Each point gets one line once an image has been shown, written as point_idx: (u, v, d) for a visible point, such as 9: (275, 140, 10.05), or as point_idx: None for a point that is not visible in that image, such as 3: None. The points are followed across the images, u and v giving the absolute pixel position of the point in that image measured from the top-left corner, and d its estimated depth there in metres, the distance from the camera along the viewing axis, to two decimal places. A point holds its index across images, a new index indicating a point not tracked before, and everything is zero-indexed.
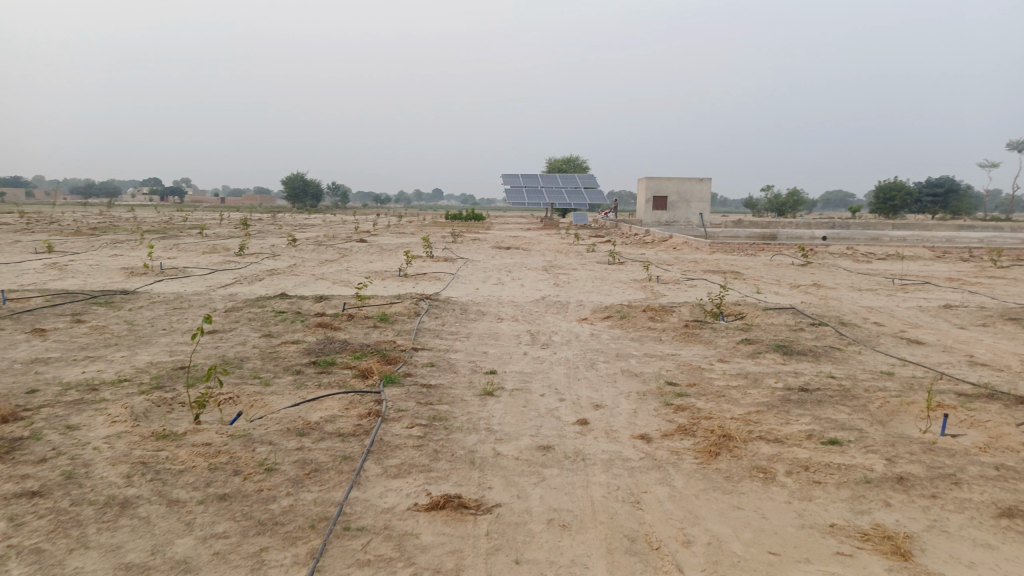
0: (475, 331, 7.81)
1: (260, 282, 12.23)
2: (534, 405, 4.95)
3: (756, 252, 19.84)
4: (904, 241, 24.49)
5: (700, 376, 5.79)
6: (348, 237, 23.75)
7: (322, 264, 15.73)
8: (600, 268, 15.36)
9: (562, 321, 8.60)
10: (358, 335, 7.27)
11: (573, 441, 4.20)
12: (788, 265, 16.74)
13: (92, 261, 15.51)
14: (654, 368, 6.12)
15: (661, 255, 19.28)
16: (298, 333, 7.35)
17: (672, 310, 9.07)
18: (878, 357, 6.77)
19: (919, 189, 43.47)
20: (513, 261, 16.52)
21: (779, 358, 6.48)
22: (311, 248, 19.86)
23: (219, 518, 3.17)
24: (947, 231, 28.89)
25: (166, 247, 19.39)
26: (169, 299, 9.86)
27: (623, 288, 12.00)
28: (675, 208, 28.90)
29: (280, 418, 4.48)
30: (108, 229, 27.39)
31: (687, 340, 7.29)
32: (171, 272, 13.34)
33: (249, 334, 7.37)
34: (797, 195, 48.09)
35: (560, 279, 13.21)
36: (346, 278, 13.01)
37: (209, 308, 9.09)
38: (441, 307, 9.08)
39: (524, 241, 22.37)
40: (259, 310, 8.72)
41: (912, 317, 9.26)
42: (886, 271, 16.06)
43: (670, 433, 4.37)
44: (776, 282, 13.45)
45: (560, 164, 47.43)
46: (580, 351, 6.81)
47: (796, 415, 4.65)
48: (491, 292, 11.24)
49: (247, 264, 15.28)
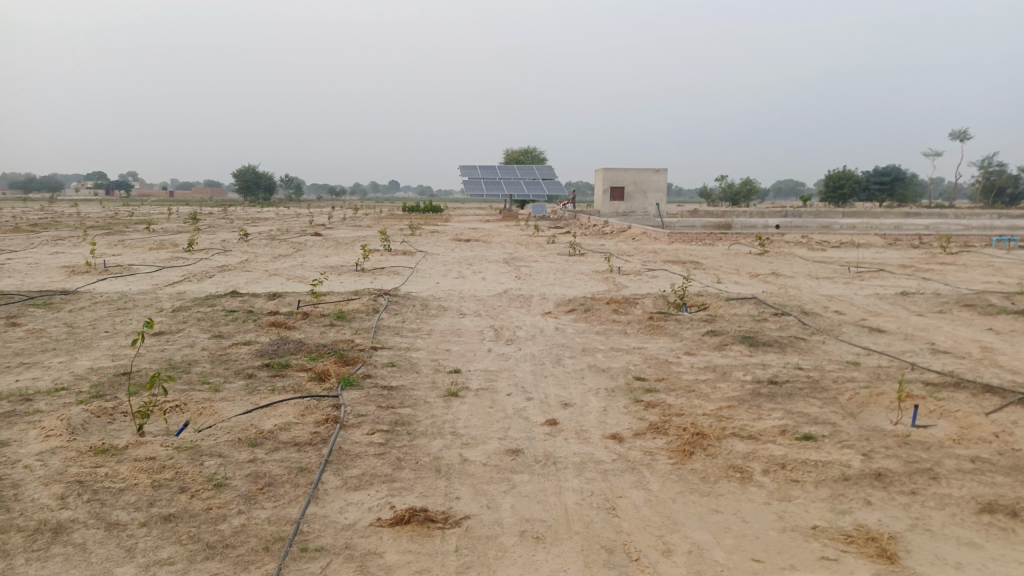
0: (437, 327, 7.58)
1: (211, 279, 11.79)
2: (501, 405, 4.77)
3: (714, 242, 19.98)
4: (855, 229, 24.97)
5: (668, 371, 5.68)
6: (302, 231, 23.19)
7: (275, 259, 15.28)
8: (561, 259, 15.23)
9: (525, 315, 8.42)
10: (314, 334, 6.99)
11: (542, 444, 4.03)
12: (746, 254, 16.87)
13: (31, 259, 14.80)
14: (621, 362, 5.99)
15: (621, 246, 19.27)
16: (251, 334, 7.02)
17: (636, 302, 8.98)
18: (843, 347, 6.76)
19: (867, 178, 44.48)
20: (473, 254, 16.30)
21: (746, 349, 6.41)
22: (265, 242, 19.32)
23: (163, 542, 2.91)
24: (896, 218, 29.55)
25: (111, 243, 18.65)
26: (113, 298, 9.39)
27: (585, 280, 11.90)
28: (633, 198, 28.99)
29: (230, 427, 4.21)
30: (50, 225, 26.33)
31: (653, 333, 7.19)
32: (116, 270, 12.78)
33: (198, 335, 7.03)
34: (751, 184, 48.77)
35: (522, 271, 13.05)
36: (301, 274, 12.64)
37: (155, 308, 8.69)
38: (400, 303, 8.83)
39: (483, 233, 22.15)
40: (208, 309, 8.35)
41: (871, 304, 9.33)
42: (841, 259, 16.28)
43: (642, 432, 4.23)
44: (736, 271, 13.50)
45: (517, 156, 47.23)
46: (546, 347, 6.66)
47: (769, 410, 4.56)
48: (451, 286, 11.01)
49: (197, 261, 14.76)
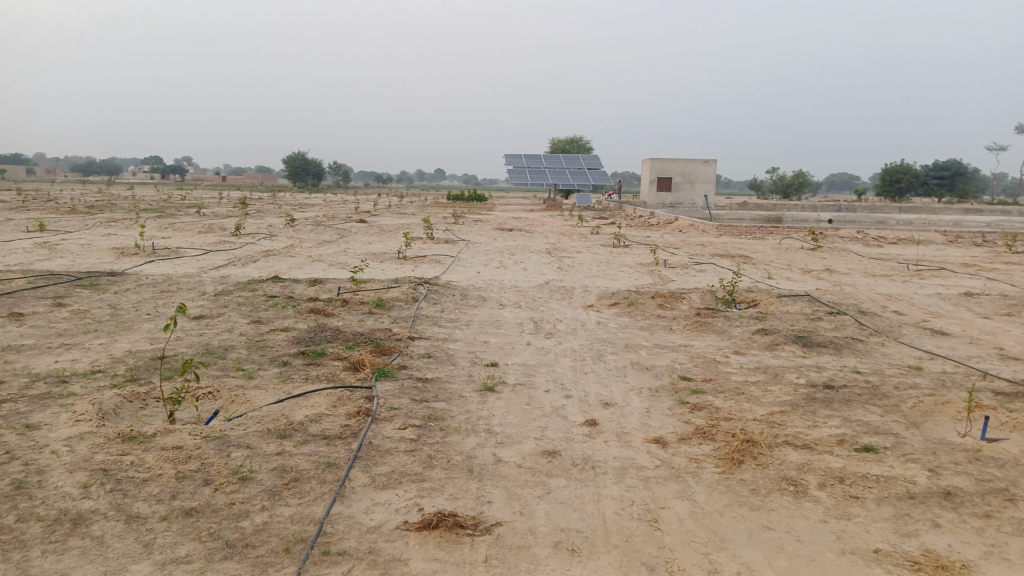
0: (476, 318, 7.42)
1: (254, 264, 11.84)
2: (538, 402, 4.58)
3: (764, 236, 19.41)
4: (912, 225, 24.03)
5: (715, 371, 5.41)
6: (347, 217, 23.29)
7: (318, 245, 15.31)
8: (605, 251, 14.92)
9: (567, 307, 8.20)
10: (352, 322, 6.89)
11: (581, 446, 3.83)
12: (798, 249, 16.33)
13: (84, 241, 15.12)
14: (666, 360, 5.74)
15: (668, 238, 18.88)
16: (289, 320, 6.96)
17: (682, 296, 8.68)
18: (903, 349, 6.38)
19: (926, 172, 42.90)
20: (516, 243, 16.10)
21: (798, 350, 6.09)
22: (309, 228, 19.44)
23: (182, 538, 2.79)
24: (956, 214, 28.39)
25: (161, 227, 18.97)
26: (157, 281, 9.47)
27: (629, 272, 11.61)
28: (680, 189, 28.42)
29: (261, 418, 4.11)
30: (105, 207, 27.00)
31: (699, 330, 6.90)
32: (163, 253, 12.93)
33: (237, 320, 6.99)
34: (803, 177, 47.47)
35: (565, 262, 12.81)
36: (343, 260, 12.62)
37: (197, 291, 8.72)
38: (440, 292, 8.69)
39: (527, 223, 21.94)
40: (249, 294, 8.34)
41: (932, 305, 8.85)
42: (898, 256, 15.62)
43: (687, 437, 3.99)
44: (787, 266, 13.03)
45: (563, 145, 46.78)
46: (587, 341, 6.43)
47: (824, 416, 4.27)
48: (493, 276, 10.84)
49: (243, 245, 14.89)
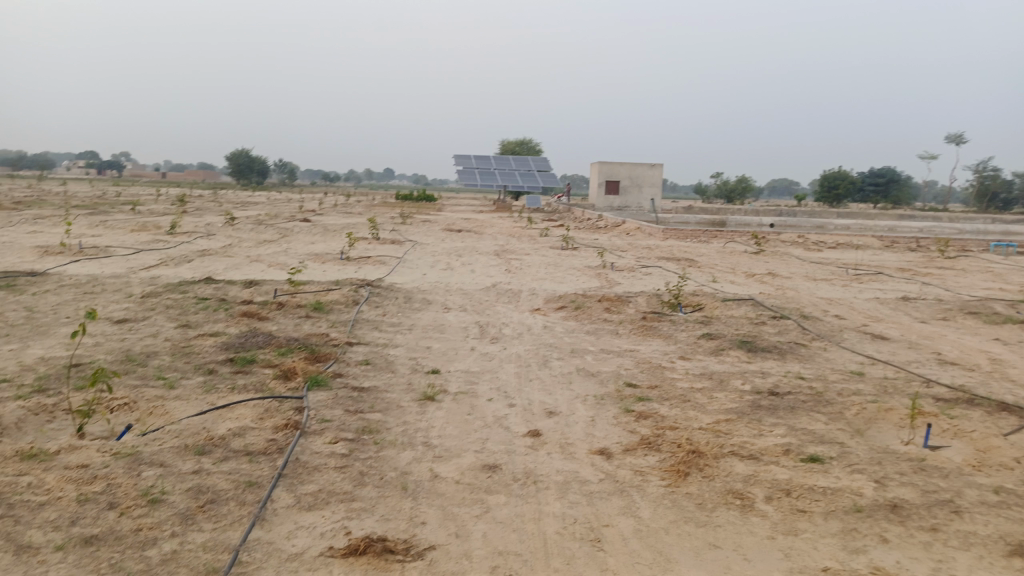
0: (419, 322, 7.19)
1: (189, 264, 11.35)
2: (480, 412, 4.38)
3: (709, 239, 19.63)
4: (850, 230, 24.69)
5: (661, 377, 5.30)
6: (291, 216, 22.69)
7: (259, 245, 14.81)
8: (553, 253, 14.83)
9: (513, 311, 8.04)
10: (288, 327, 6.58)
11: (523, 459, 3.65)
12: (742, 253, 16.55)
13: (6, 238, 14.32)
14: (611, 366, 5.62)
15: (615, 240, 18.95)
16: (219, 325, 6.61)
17: (629, 300, 8.61)
18: (845, 354, 6.41)
19: (862, 179, 44.29)
20: (464, 244, 15.89)
21: (744, 356, 6.04)
22: (251, 227, 18.85)
23: (78, 571, 2.52)
24: (891, 220, 29.29)
25: (92, 224, 18.13)
26: (81, 281, 8.95)
27: (577, 275, 11.53)
28: (628, 192, 28.60)
29: (179, 432, 3.82)
30: (34, 203, 25.75)
31: (646, 334, 6.82)
32: (91, 251, 12.30)
33: (164, 324, 6.61)
34: (746, 182, 48.46)
35: (512, 264, 12.66)
36: (283, 260, 12.20)
37: (124, 292, 8.25)
38: (383, 294, 8.43)
39: (475, 224, 21.73)
40: (179, 297, 7.92)
41: (872, 309, 8.99)
42: (838, 260, 15.96)
43: (632, 447, 3.86)
44: (732, 270, 13.15)
45: (513, 147, 46.75)
46: (532, 346, 6.27)
47: (770, 425, 4.20)
48: (438, 277, 10.61)
49: (178, 244, 14.30)
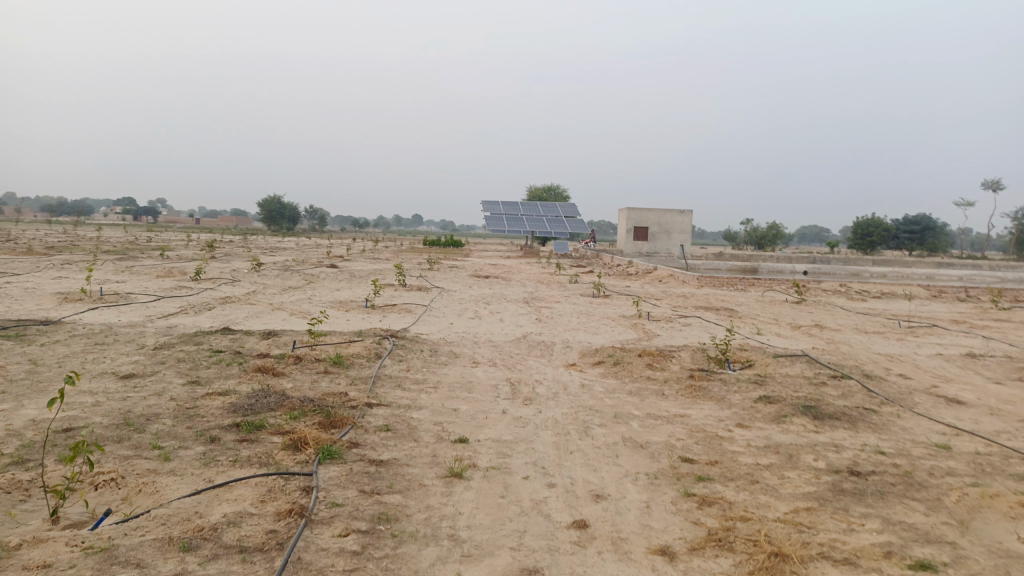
0: (445, 379, 6.63)
1: (208, 312, 10.94)
2: (515, 494, 3.79)
3: (746, 287, 18.93)
4: (886, 278, 23.87)
5: (720, 451, 4.66)
6: (318, 262, 22.41)
7: (283, 292, 14.43)
8: (584, 301, 14.24)
9: (547, 366, 7.44)
10: (304, 384, 6.05)
11: (570, 563, 3.04)
12: (782, 302, 15.83)
13: (28, 284, 14.10)
14: (661, 437, 4.98)
15: (648, 288, 18.35)
16: (230, 382, 6.10)
17: (671, 355, 7.98)
18: (922, 423, 5.70)
19: (896, 226, 43.35)
20: (492, 292, 15.39)
21: (809, 425, 5.37)
22: (276, 273, 18.59)
23: None
24: (930, 268, 28.31)
25: (118, 269, 17.99)
26: (94, 331, 8.54)
27: (611, 326, 10.93)
28: (656, 239, 28.07)
29: (166, 518, 3.27)
30: (67, 248, 25.72)
31: (695, 397, 6.18)
32: (112, 298, 12.00)
33: (172, 381, 6.12)
34: (777, 229, 47.70)
35: (543, 314, 12.10)
36: (306, 309, 11.79)
37: (135, 343, 7.81)
38: (407, 347, 7.90)
39: (502, 270, 21.25)
40: (192, 349, 7.46)
41: (937, 368, 8.24)
42: (885, 311, 15.16)
43: (699, 546, 3.23)
44: (774, 321, 12.44)
45: (540, 193, 46.62)
46: (571, 410, 5.66)
47: (860, 518, 3.53)
48: (466, 328, 10.08)
49: (201, 290, 13.97)
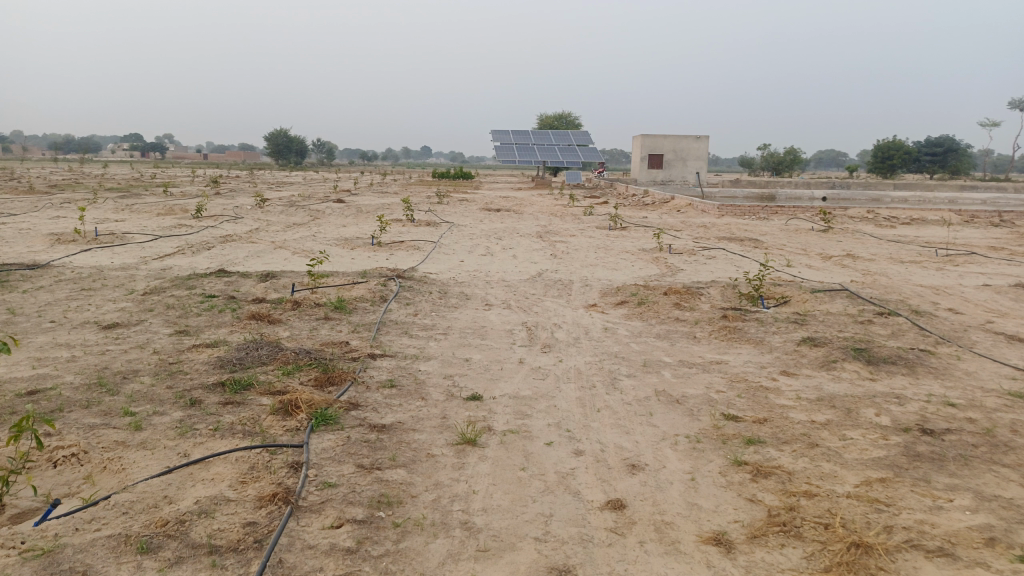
0: (456, 324, 6.08)
1: (207, 253, 10.39)
2: (539, 465, 3.26)
3: (768, 216, 18.13)
4: (908, 202, 22.93)
5: (768, 408, 4.11)
6: (325, 198, 21.67)
7: (286, 230, 13.81)
8: (601, 234, 13.55)
9: (565, 307, 6.87)
10: (301, 334, 5.52)
11: (608, 559, 2.52)
12: (807, 231, 15.08)
13: (23, 225, 13.54)
14: (699, 390, 4.43)
15: (666, 218, 17.61)
16: (221, 332, 5.56)
17: (700, 292, 7.38)
18: (987, 366, 5.12)
19: (918, 149, 41.85)
20: (505, 225, 14.73)
21: (862, 373, 4.79)
22: (281, 209, 17.97)
23: None
24: (955, 191, 27.20)
25: (119, 207, 17.42)
26: (82, 275, 8.01)
27: (632, 260, 10.30)
28: (672, 166, 27.07)
29: (128, 507, 2.77)
30: (68, 187, 25.11)
31: (731, 341, 5.60)
32: (107, 239, 11.45)
33: (158, 332, 5.60)
34: (795, 154, 46.28)
35: (558, 248, 11.46)
36: (310, 247, 11.22)
37: (124, 288, 7.28)
38: (415, 288, 7.33)
39: (514, 203, 20.47)
40: (184, 294, 6.92)
41: (988, 301, 7.59)
42: (917, 239, 14.37)
43: (760, 531, 2.70)
44: (803, 252, 11.75)
45: (551, 121, 45.14)
46: (595, 358, 5.12)
47: (948, 494, 2.98)
48: (477, 265, 9.49)
49: (201, 229, 13.38)
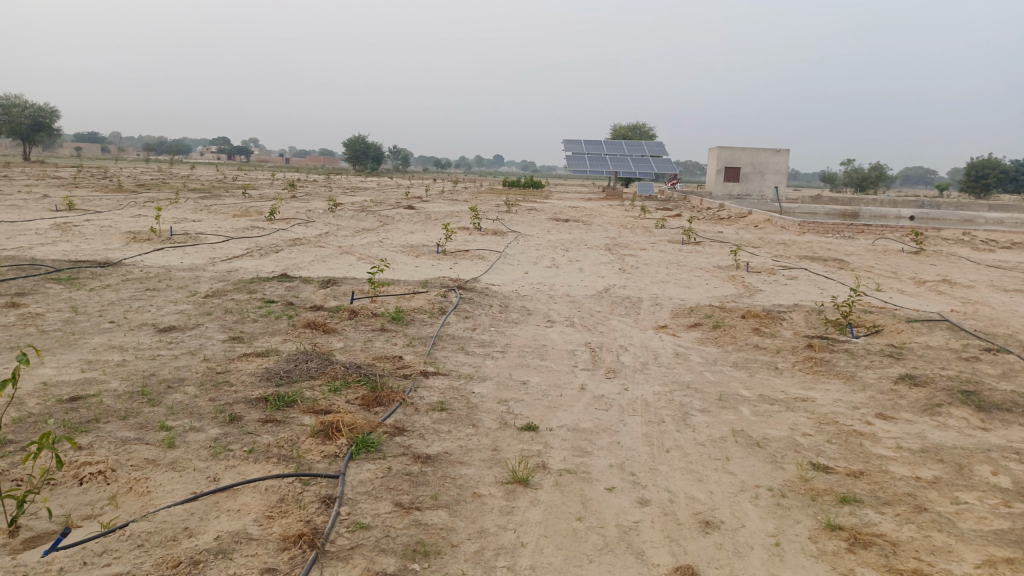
0: (515, 341, 5.75)
1: (273, 256, 10.39)
2: (600, 515, 2.89)
3: (853, 235, 17.15)
4: (1004, 225, 21.39)
5: (864, 459, 3.61)
6: (396, 203, 21.73)
7: (354, 235, 13.80)
8: (673, 249, 13.00)
9: (633, 328, 6.45)
10: (354, 346, 5.28)
11: None
12: (896, 253, 14.12)
13: (106, 222, 13.96)
14: (782, 433, 3.95)
15: (742, 234, 16.87)
16: (274, 340, 5.38)
17: (780, 317, 6.83)
18: None
19: (1016, 168, 39.29)
20: (573, 237, 14.35)
21: (972, 420, 4.21)
22: (352, 214, 18.09)
23: None
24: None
25: (197, 208, 17.87)
26: (149, 275, 8.06)
27: (705, 278, 9.76)
28: (748, 180, 26.14)
29: (143, 539, 2.53)
30: (155, 187, 26.07)
31: (817, 375, 5.07)
32: (180, 239, 11.61)
33: (211, 337, 5.47)
34: (881, 170, 44.22)
35: (628, 263, 11.01)
36: (374, 253, 11.11)
37: (187, 290, 7.25)
38: (475, 301, 7.04)
39: (584, 214, 20.05)
40: (243, 298, 6.82)
41: None
42: (1019, 265, 13.23)
43: None
44: (893, 276, 10.92)
45: (625, 131, 44.49)
46: (665, 387, 4.69)
47: None
48: (542, 278, 9.15)
49: (271, 232, 13.48)
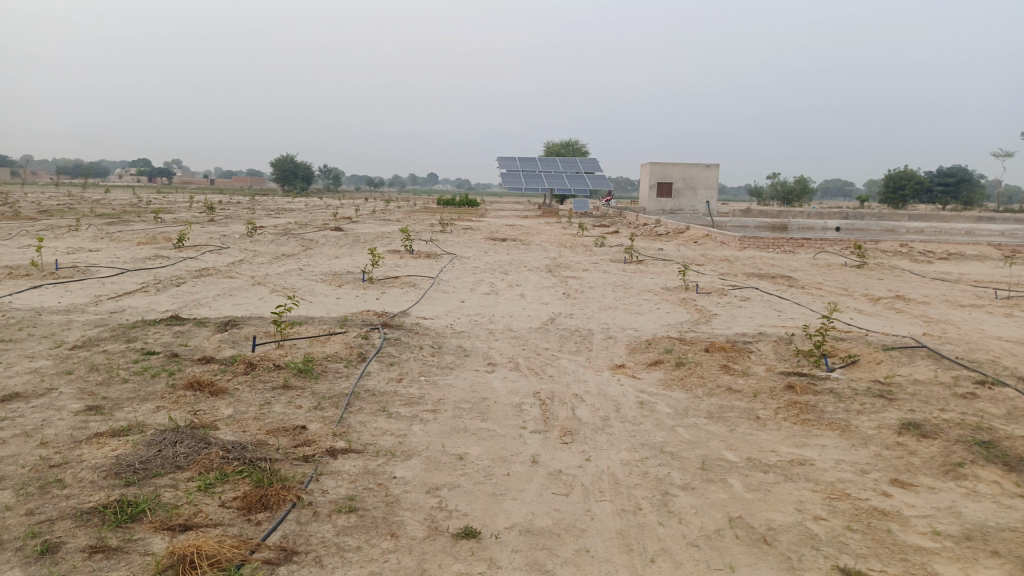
0: (450, 395, 4.77)
1: (172, 291, 9.12)
2: None
3: (794, 249, 16.83)
4: (924, 234, 21.62)
5: (902, 557, 2.79)
6: (323, 226, 20.46)
7: (272, 262, 12.55)
8: (616, 270, 12.27)
9: (587, 370, 5.56)
10: (246, 414, 4.21)
11: None
12: (840, 267, 13.72)
13: None
14: (790, 518, 3.11)
15: (683, 250, 16.33)
16: (144, 410, 4.26)
17: (748, 350, 6.07)
18: None
19: (930, 178, 40.55)
20: (511, 258, 13.45)
21: (1006, 486, 3.46)
22: (273, 238, 16.77)
23: None
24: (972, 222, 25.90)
25: (98, 236, 16.19)
26: (10, 322, 6.73)
27: (656, 303, 8.99)
28: (681, 195, 25.88)
29: None
30: (58, 212, 24.01)
31: (810, 428, 4.26)
32: (66, 274, 10.17)
33: (59, 409, 4.28)
34: (805, 182, 45.17)
35: (570, 287, 10.17)
36: (291, 284, 9.95)
37: (51, 341, 5.98)
38: (402, 342, 6.04)
39: (522, 232, 19.21)
40: (118, 349, 5.63)
41: None
42: (961, 277, 13.01)
43: None
44: (846, 294, 10.38)
45: (558, 148, 44.18)
46: (634, 455, 3.79)
47: None
48: (479, 309, 8.21)
49: (178, 261, 12.12)
